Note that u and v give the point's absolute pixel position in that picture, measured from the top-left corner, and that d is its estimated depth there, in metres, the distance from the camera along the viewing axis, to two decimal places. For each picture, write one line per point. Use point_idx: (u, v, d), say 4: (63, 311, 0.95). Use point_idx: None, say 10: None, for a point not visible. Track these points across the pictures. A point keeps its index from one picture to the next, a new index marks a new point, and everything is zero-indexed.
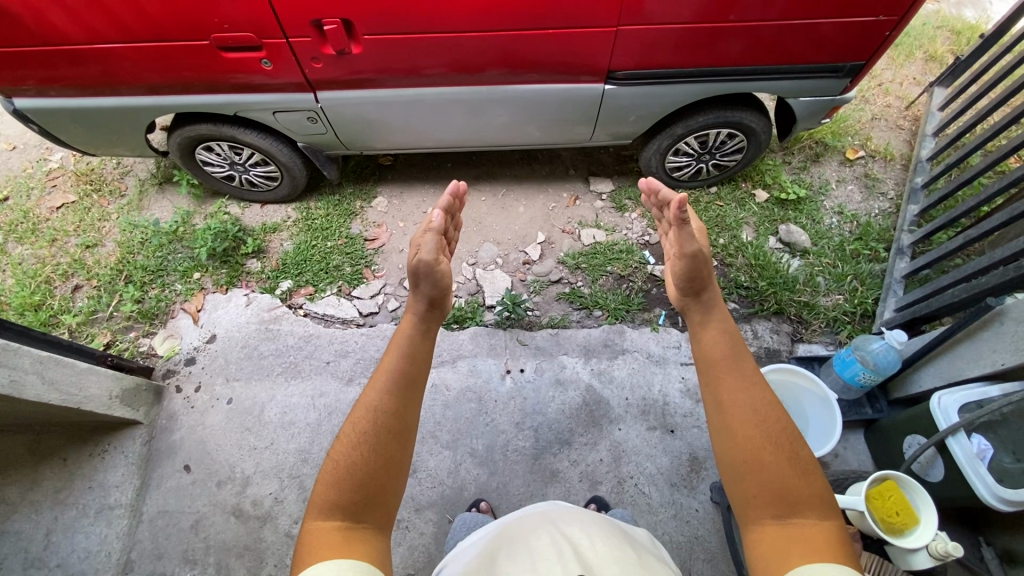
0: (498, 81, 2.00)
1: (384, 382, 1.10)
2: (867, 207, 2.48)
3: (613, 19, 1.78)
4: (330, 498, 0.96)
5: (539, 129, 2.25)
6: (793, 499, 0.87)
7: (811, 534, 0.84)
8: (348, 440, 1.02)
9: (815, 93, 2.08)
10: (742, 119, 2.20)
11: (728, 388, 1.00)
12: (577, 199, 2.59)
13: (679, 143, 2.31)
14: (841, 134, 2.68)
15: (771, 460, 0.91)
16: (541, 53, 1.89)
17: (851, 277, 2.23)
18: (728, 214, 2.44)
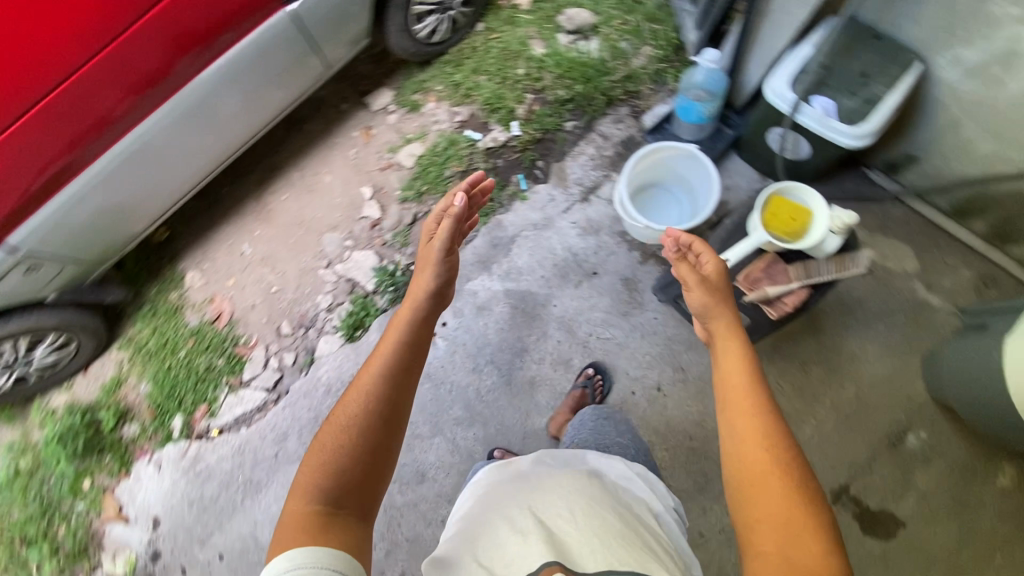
0: (197, 68, 1.62)
1: (373, 373, 0.99)
2: None
3: None
4: (312, 485, 0.88)
5: (278, 88, 1.87)
6: (794, 524, 0.85)
7: (808, 563, 0.80)
8: (337, 423, 0.94)
9: None
10: None
11: (744, 415, 0.99)
12: (370, 129, 2.26)
13: (413, 9, 1.99)
14: None
15: (773, 485, 0.89)
16: (203, 5, 1.52)
17: (646, 23, 2.12)
18: (509, 40, 2.21)
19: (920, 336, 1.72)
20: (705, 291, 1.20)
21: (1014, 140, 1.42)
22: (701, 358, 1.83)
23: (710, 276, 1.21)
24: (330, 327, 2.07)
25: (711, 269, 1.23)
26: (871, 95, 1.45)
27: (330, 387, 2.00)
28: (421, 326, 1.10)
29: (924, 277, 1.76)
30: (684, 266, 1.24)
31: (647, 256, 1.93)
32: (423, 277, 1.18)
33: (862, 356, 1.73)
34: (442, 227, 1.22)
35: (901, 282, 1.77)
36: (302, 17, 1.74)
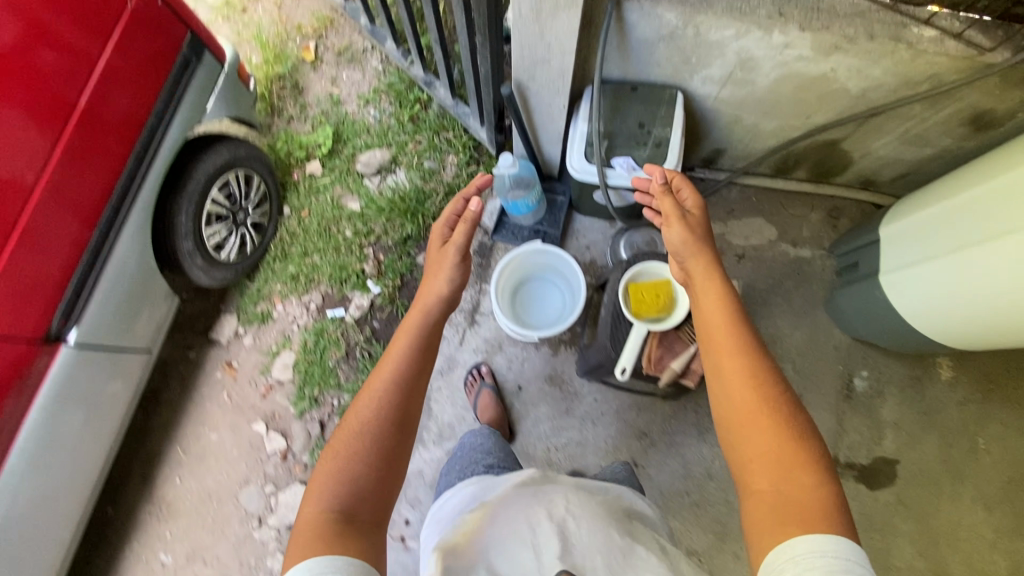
0: (11, 429, 1.33)
1: (387, 378, 0.96)
2: (371, 74, 2.23)
3: None
4: (327, 488, 0.85)
5: (112, 388, 1.57)
6: (786, 460, 0.84)
7: (802, 499, 0.80)
8: (355, 426, 0.91)
9: (206, 93, 1.56)
10: (204, 175, 1.69)
11: (729, 347, 0.96)
12: (230, 362, 2.05)
13: (207, 243, 1.76)
14: (282, 46, 2.28)
15: (767, 424, 0.87)
16: None
17: (437, 134, 2.12)
18: (320, 210, 2.12)
19: (811, 290, 1.81)
20: (686, 226, 1.14)
21: (787, 115, 1.52)
22: (655, 412, 1.79)
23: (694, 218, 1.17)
24: None
25: (693, 212, 1.18)
26: (659, 137, 1.46)
27: None
28: (435, 335, 1.07)
29: (786, 238, 1.86)
30: (669, 203, 1.18)
31: (555, 345, 1.88)
32: (437, 281, 1.13)
33: (779, 333, 1.79)
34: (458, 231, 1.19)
35: (772, 253, 1.85)
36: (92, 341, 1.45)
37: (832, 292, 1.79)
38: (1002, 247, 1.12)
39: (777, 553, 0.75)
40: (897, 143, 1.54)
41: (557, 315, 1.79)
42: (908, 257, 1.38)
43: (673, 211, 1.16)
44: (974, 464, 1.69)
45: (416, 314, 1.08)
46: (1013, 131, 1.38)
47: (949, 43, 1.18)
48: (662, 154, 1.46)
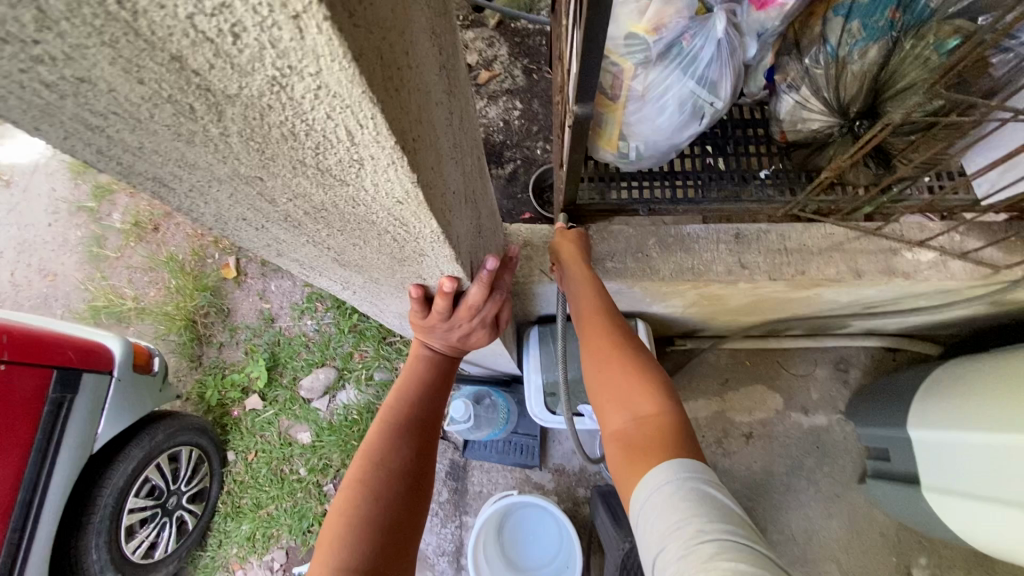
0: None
1: (396, 419, 0.81)
2: (302, 282, 2.02)
3: None
4: (338, 557, 0.64)
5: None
6: (639, 419, 0.70)
7: (644, 433, 0.68)
8: (363, 475, 0.73)
9: (95, 419, 1.32)
10: (118, 494, 1.45)
11: (586, 322, 0.84)
12: None
13: (135, 556, 1.53)
14: (201, 267, 2.08)
15: (611, 360, 0.77)
16: None
17: (383, 342, 1.88)
18: (268, 449, 1.86)
19: (840, 466, 1.55)
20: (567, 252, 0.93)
21: (769, 313, 1.28)
22: None
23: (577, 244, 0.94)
24: None
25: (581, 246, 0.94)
26: None
27: None
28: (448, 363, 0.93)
29: (795, 405, 1.61)
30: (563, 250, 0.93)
31: None
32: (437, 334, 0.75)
33: (814, 527, 1.52)
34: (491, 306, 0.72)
35: (782, 428, 1.60)
36: None
37: (864, 466, 1.54)
38: None
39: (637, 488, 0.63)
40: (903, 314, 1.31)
41: (553, 568, 1.51)
42: (947, 481, 1.15)
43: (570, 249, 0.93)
44: None
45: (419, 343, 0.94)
46: None
47: (955, 265, 0.96)
48: None
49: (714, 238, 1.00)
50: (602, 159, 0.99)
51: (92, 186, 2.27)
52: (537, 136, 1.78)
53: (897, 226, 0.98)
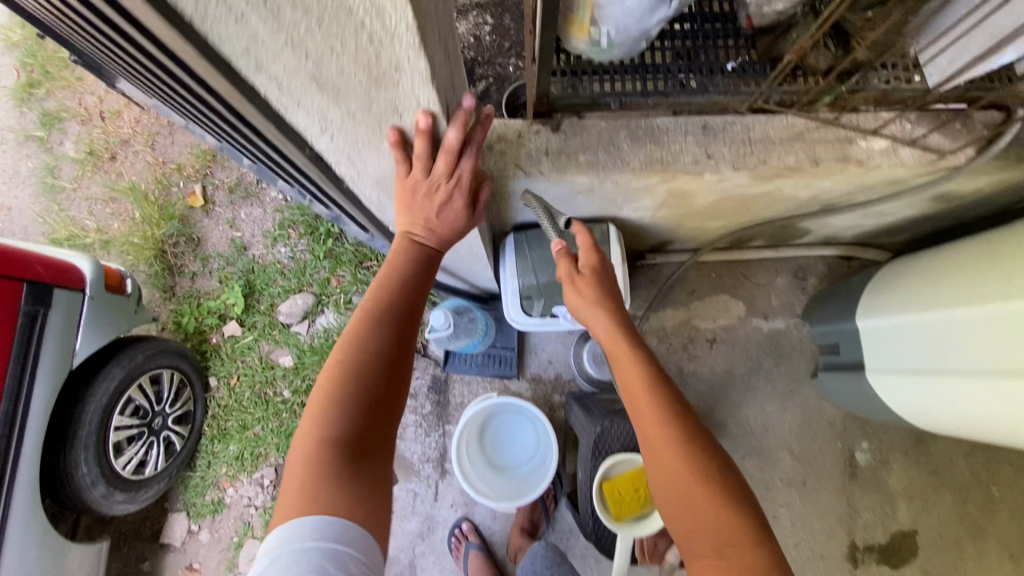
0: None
1: (371, 317, 0.85)
2: (273, 210, 1.99)
3: None
4: (311, 443, 0.76)
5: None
6: (725, 531, 0.75)
7: (742, 563, 0.72)
8: (336, 374, 0.80)
9: (71, 335, 1.32)
10: (101, 410, 1.47)
11: (648, 411, 0.85)
12: (191, 563, 1.85)
13: (126, 473, 1.56)
14: (166, 195, 2.02)
15: (695, 473, 0.79)
16: None
17: (359, 267, 1.89)
18: (250, 373, 1.90)
19: (795, 365, 1.68)
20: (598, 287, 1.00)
21: (733, 215, 1.34)
22: None
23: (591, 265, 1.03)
24: None
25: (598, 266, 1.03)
26: None
27: None
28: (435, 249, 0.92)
29: (756, 311, 1.71)
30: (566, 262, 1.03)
31: None
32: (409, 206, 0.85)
33: (769, 420, 1.66)
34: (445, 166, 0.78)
35: (744, 333, 1.71)
36: None
37: (816, 364, 1.66)
38: (982, 388, 0.99)
39: None
40: (856, 216, 1.39)
41: (530, 467, 1.61)
42: (890, 362, 1.26)
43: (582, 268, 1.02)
44: (994, 517, 1.59)
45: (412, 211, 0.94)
46: (980, 200, 1.24)
47: (904, 152, 1.02)
48: None
49: (682, 131, 1.03)
50: (574, 49, 0.98)
51: (39, 114, 2.14)
52: (509, 50, 1.74)
53: (853, 115, 1.02)
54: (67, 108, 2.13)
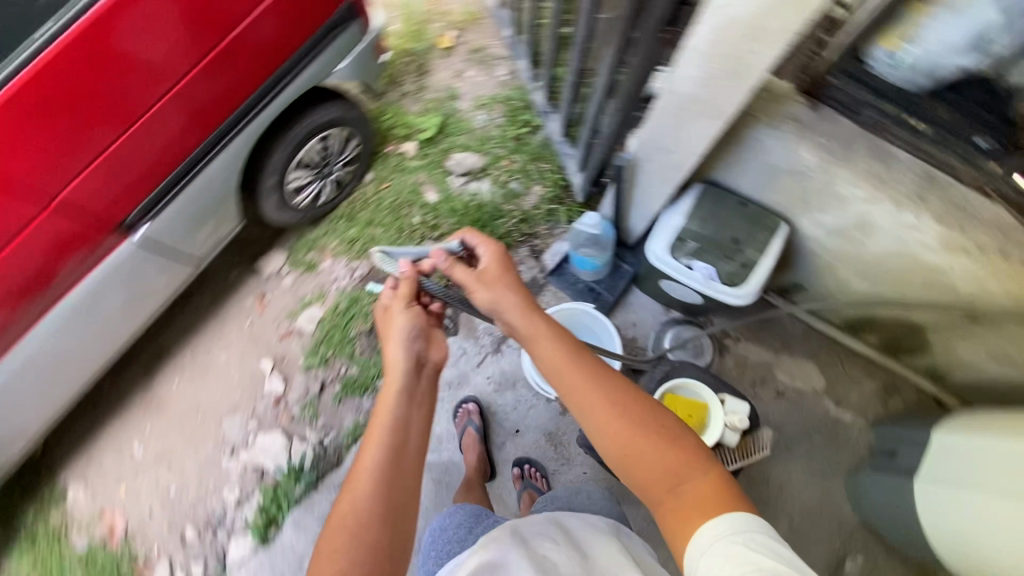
0: (82, 274, 1.50)
1: (392, 433, 0.95)
2: (495, 82, 2.22)
3: (64, 173, 1.31)
4: (341, 545, 0.83)
5: (160, 271, 1.71)
6: (675, 469, 0.93)
7: (697, 493, 0.89)
8: (364, 476, 0.90)
9: (340, 57, 1.72)
10: (313, 126, 1.79)
11: (586, 393, 1.02)
12: (266, 296, 2.13)
13: (288, 185, 1.88)
14: (424, 26, 2.32)
15: (644, 438, 0.96)
16: (31, 250, 1.35)
17: (531, 162, 2.08)
18: (400, 188, 2.15)
19: (839, 458, 1.73)
20: (490, 286, 1.16)
21: (884, 285, 1.45)
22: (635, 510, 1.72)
23: (494, 272, 1.18)
24: (240, 526, 1.90)
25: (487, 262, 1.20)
26: (747, 260, 1.43)
27: None
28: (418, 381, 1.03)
29: (832, 394, 1.79)
30: (460, 268, 1.18)
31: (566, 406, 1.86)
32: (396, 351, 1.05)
33: (788, 487, 1.72)
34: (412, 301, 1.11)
35: (811, 403, 1.79)
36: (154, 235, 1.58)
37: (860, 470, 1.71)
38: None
39: (700, 536, 0.83)
40: (985, 354, 1.46)
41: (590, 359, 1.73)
42: (947, 475, 1.30)
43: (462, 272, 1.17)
44: None
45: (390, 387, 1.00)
46: None
47: None
48: (746, 274, 1.43)
49: (910, 167, 1.16)
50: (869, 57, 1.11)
51: None
52: None
53: None
54: None
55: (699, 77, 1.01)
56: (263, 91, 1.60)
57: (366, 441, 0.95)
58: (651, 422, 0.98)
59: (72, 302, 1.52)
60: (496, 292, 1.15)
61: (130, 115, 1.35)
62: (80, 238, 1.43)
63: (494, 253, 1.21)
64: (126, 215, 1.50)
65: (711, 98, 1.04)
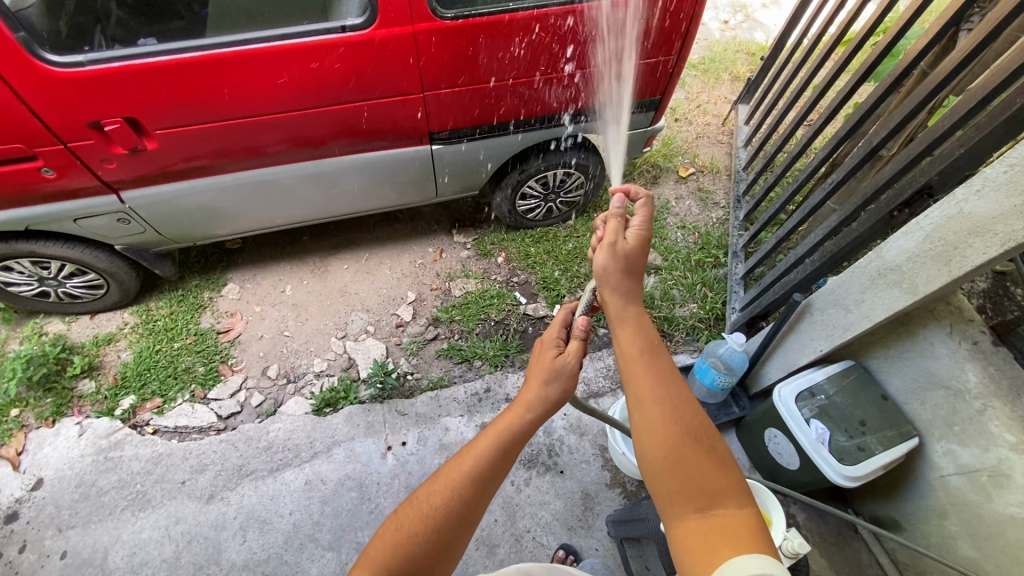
0: (344, 151, 1.89)
1: (504, 434, 1.00)
2: (705, 219, 2.58)
3: (416, 85, 1.74)
4: (430, 510, 0.93)
5: (394, 190, 2.12)
6: (713, 490, 0.84)
7: (731, 527, 0.80)
8: (463, 463, 0.97)
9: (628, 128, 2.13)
10: (571, 159, 2.26)
11: (647, 385, 0.95)
12: (442, 252, 2.54)
13: (522, 188, 2.32)
14: (674, 155, 2.81)
15: (690, 454, 0.87)
16: (362, 113, 1.77)
17: (700, 285, 2.31)
18: (586, 244, 2.53)
19: None
20: (616, 259, 1.07)
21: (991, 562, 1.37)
22: None
23: (629, 246, 1.08)
24: (308, 391, 2.11)
25: (635, 241, 1.09)
26: (865, 444, 1.47)
27: (270, 446, 1.95)
28: (533, 429, 1.04)
29: None
30: (614, 226, 1.09)
31: (614, 482, 1.89)
32: (528, 389, 1.05)
33: None
34: (570, 346, 1.07)
35: None
36: (427, 155, 1.98)
37: None
38: None
39: (721, 566, 0.74)
40: None
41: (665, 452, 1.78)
42: None
43: (610, 233, 1.08)
44: None
45: (511, 410, 1.03)
46: None
47: None
48: (858, 457, 1.45)
49: None
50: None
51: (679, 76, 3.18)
52: None
53: None
54: (691, 88, 3.13)
55: (911, 251, 1.25)
56: (575, 114, 2.02)
57: (463, 450, 1.01)
58: (703, 442, 0.89)
59: (332, 164, 1.91)
60: (612, 281, 1.07)
61: (481, 82, 1.79)
62: (389, 127, 1.84)
63: (642, 227, 1.11)
64: (426, 134, 1.91)
65: (913, 272, 1.25)
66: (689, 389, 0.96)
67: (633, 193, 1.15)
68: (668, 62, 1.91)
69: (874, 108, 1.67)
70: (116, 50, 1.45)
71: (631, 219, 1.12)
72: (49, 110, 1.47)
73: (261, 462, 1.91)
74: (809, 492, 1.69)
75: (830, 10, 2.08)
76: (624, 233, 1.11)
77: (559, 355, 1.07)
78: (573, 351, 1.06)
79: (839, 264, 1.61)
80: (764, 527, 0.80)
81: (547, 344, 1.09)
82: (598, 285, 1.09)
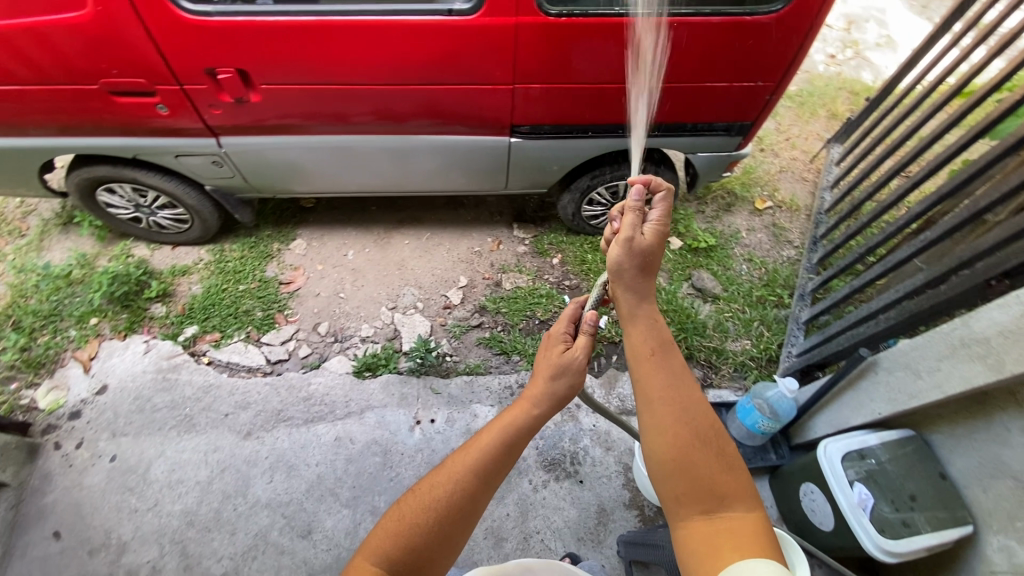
0: (426, 130, 1.94)
1: (508, 429, 1.01)
2: (775, 256, 2.48)
3: (507, 77, 1.77)
4: (432, 503, 0.94)
5: (465, 176, 2.16)
6: (720, 491, 0.82)
7: (737, 530, 0.78)
8: (467, 457, 0.98)
9: (710, 148, 2.08)
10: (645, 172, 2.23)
11: (655, 386, 0.93)
12: (500, 243, 2.57)
13: (591, 193, 2.30)
14: (752, 185, 2.71)
15: (698, 455, 0.85)
16: (449, 97, 1.81)
17: (758, 322, 2.22)
18: None
19: None
20: (630, 256, 1.01)
21: None
22: None
23: (646, 242, 1.02)
24: (351, 352, 2.19)
25: (651, 237, 1.03)
26: (911, 520, 1.38)
27: (308, 398, 2.04)
28: (537, 425, 1.04)
29: None
30: (630, 220, 1.03)
31: (633, 503, 1.86)
32: (535, 386, 1.05)
33: None
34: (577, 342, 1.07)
35: None
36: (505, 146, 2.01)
37: None
38: None
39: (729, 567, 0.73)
40: None
41: None
42: None
43: (625, 228, 1.02)
44: None
45: (518, 406, 1.03)
46: None
47: None
48: (902, 532, 1.36)
49: None
50: None
51: None
52: None
53: None
54: (783, 120, 3.01)
55: (1005, 326, 1.16)
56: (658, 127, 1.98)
57: (468, 444, 1.02)
58: (711, 444, 0.87)
59: (412, 140, 1.97)
60: (626, 278, 1.02)
61: (571, 81, 1.79)
62: (472, 113, 1.88)
63: (660, 222, 1.04)
64: (508, 125, 1.94)
65: (1003, 349, 1.16)
66: (700, 390, 0.93)
67: (654, 184, 1.06)
68: (766, 89, 1.85)
69: (988, 167, 1.55)
70: (239, 6, 1.55)
71: (649, 213, 1.05)
72: (173, 51, 1.60)
73: (297, 411, 2.01)
74: (840, 558, 1.60)
75: (954, 58, 1.94)
76: (641, 228, 1.03)
77: (565, 351, 1.06)
78: (580, 347, 1.06)
79: (917, 325, 1.50)
80: (772, 529, 0.78)
81: (554, 338, 1.09)
82: (610, 281, 1.05)
